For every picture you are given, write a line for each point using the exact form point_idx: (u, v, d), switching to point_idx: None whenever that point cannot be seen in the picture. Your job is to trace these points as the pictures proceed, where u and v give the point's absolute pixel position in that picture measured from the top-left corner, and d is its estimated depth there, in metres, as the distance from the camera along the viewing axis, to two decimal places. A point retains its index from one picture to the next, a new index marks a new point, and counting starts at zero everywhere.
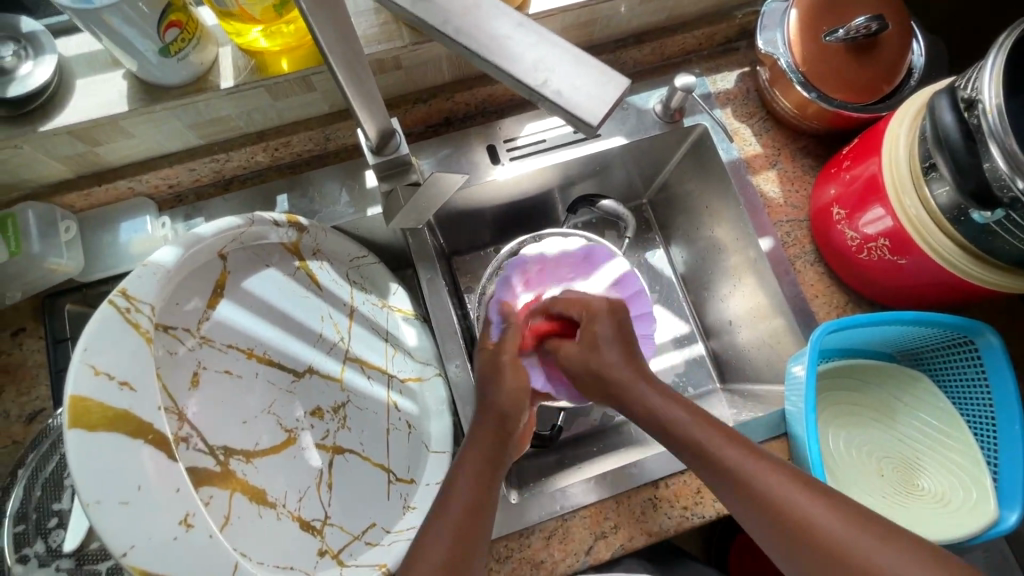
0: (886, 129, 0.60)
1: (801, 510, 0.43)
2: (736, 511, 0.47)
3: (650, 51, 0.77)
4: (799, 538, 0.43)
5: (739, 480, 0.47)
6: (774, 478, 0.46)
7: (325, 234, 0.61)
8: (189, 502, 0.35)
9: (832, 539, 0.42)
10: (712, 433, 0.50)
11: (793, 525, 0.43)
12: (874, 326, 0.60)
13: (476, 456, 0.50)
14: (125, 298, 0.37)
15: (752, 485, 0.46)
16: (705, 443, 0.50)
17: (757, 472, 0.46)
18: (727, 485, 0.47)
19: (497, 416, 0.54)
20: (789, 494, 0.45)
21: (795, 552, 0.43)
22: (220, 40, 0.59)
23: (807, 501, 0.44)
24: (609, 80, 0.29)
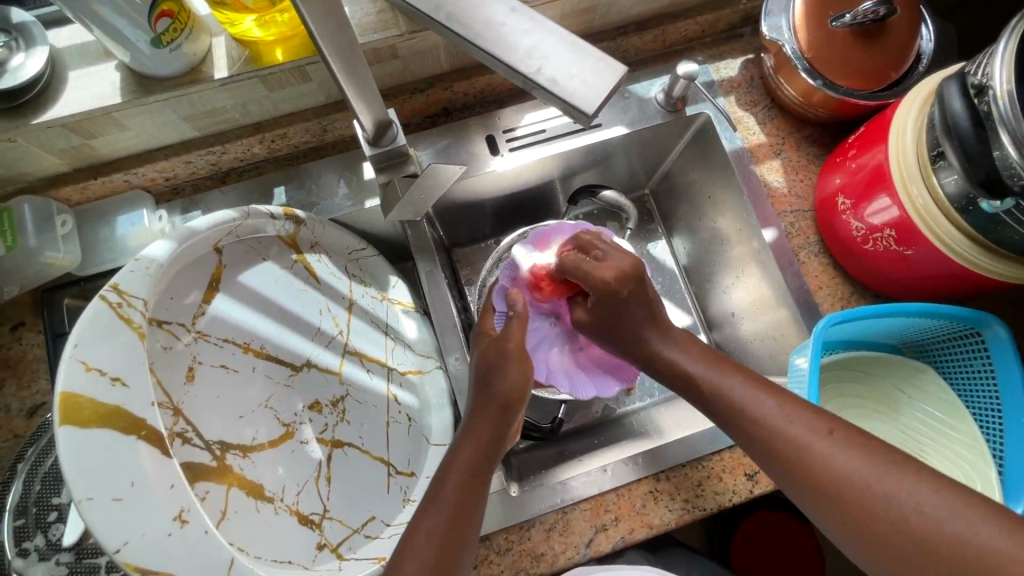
0: (893, 116, 0.59)
1: (822, 457, 0.42)
2: (764, 462, 0.46)
3: (651, 38, 0.76)
4: (818, 484, 0.42)
5: (767, 428, 0.46)
6: (805, 426, 0.44)
7: (323, 227, 0.60)
8: (184, 498, 0.35)
9: (859, 484, 0.40)
10: (744, 382, 0.49)
11: (817, 471, 0.42)
12: (876, 319, 0.59)
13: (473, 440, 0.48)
14: (117, 293, 0.37)
15: (788, 436, 0.44)
16: (732, 389, 0.49)
17: (777, 412, 0.46)
18: (753, 433, 0.47)
19: (500, 406, 0.50)
20: (822, 446, 0.43)
21: (812, 497, 0.43)
22: (213, 30, 0.58)
23: (845, 453, 0.42)
24: (606, 67, 0.28)
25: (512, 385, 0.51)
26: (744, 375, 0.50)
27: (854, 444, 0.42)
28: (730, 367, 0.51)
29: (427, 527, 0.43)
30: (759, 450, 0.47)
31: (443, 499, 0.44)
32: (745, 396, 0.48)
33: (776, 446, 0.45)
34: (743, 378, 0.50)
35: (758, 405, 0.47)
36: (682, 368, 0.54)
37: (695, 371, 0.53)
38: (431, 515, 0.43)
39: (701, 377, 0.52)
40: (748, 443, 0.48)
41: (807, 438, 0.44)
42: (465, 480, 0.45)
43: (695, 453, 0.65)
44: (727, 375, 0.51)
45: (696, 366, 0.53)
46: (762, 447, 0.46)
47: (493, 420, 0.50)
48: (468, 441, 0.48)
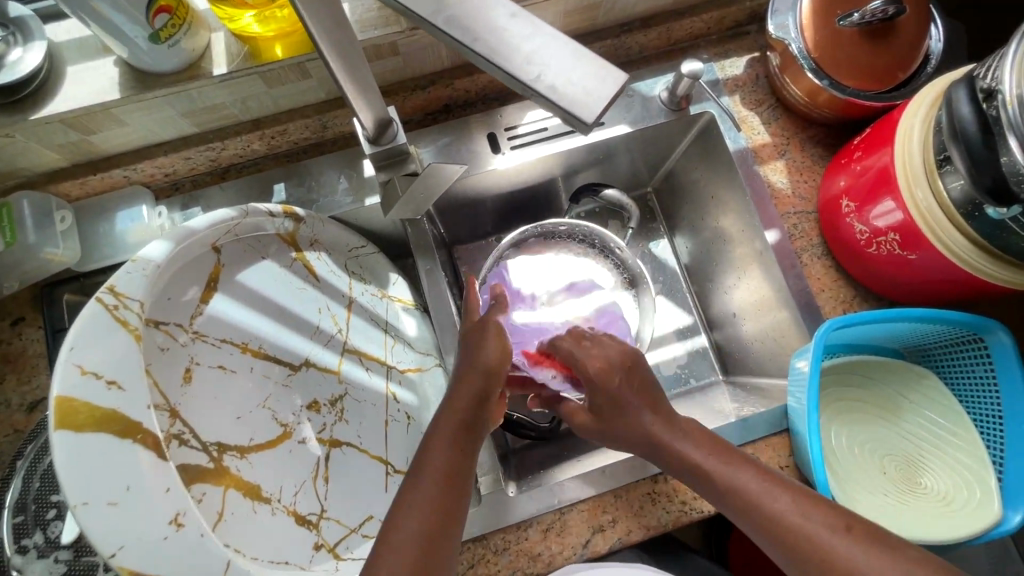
0: (900, 118, 0.58)
1: (844, 558, 0.43)
2: (784, 562, 0.46)
3: (656, 35, 0.75)
4: None
5: (786, 528, 0.46)
6: (827, 530, 0.44)
7: (323, 224, 0.61)
8: (181, 501, 0.35)
9: None
10: (752, 477, 0.49)
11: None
12: (882, 323, 0.58)
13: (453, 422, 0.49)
14: (113, 295, 0.37)
15: (802, 531, 0.45)
16: (740, 485, 0.48)
17: (791, 508, 0.46)
18: (770, 533, 0.46)
19: (482, 374, 0.51)
20: (842, 546, 0.44)
21: None
22: (212, 25, 0.57)
23: (864, 553, 0.43)
24: (607, 75, 0.27)
25: (490, 361, 0.52)
26: (747, 467, 0.50)
27: (871, 542, 0.43)
28: (729, 458, 0.50)
29: (412, 500, 0.45)
30: (776, 550, 0.46)
31: (424, 481, 0.46)
32: (761, 491, 0.48)
33: (795, 542, 0.45)
34: (748, 471, 0.49)
35: (773, 499, 0.47)
36: (685, 456, 0.51)
37: (702, 461, 0.51)
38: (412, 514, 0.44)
39: (710, 465, 0.50)
40: (768, 543, 0.47)
41: (827, 540, 0.44)
42: (450, 470, 0.46)
43: None
44: (735, 468, 0.49)
45: (702, 456, 0.51)
46: (781, 546, 0.46)
47: (473, 396, 0.50)
48: (447, 415, 0.50)
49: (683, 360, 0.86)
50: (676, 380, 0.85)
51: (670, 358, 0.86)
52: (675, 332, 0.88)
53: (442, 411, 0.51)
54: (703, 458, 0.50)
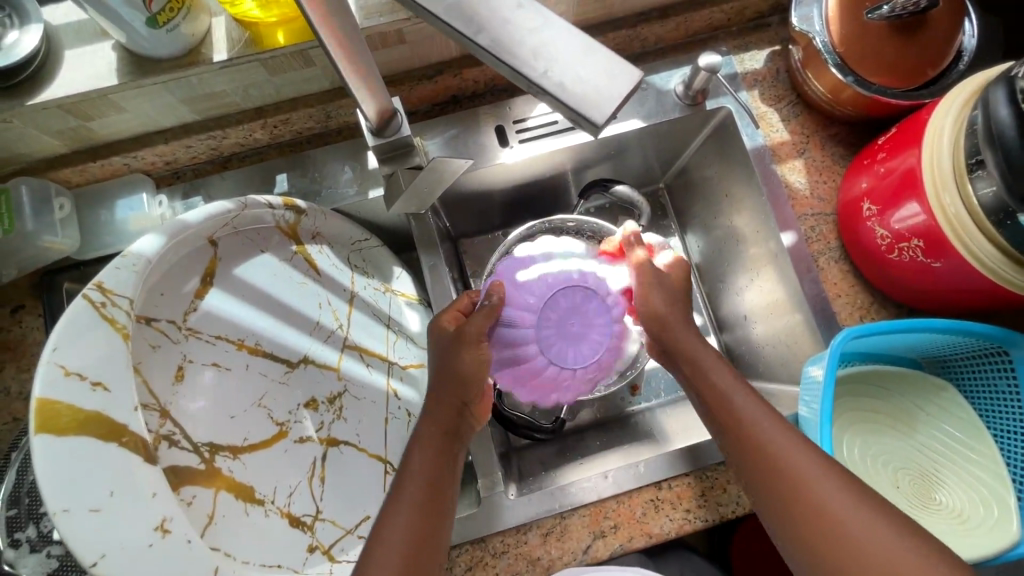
0: (929, 118, 0.55)
1: (816, 491, 0.43)
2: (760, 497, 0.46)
3: (673, 26, 0.72)
4: (802, 515, 0.43)
5: (770, 455, 0.46)
6: (825, 478, 0.44)
7: (325, 217, 0.59)
8: (165, 507, 0.33)
9: (849, 532, 0.41)
10: (755, 401, 0.49)
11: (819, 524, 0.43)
12: (899, 334, 0.56)
13: (435, 423, 0.49)
14: (100, 292, 0.36)
15: (784, 461, 0.45)
16: (739, 404, 0.49)
17: (779, 437, 0.46)
18: (752, 457, 0.47)
19: (455, 391, 0.50)
20: (820, 482, 0.44)
21: (794, 532, 0.44)
22: (214, 9, 0.55)
23: (837, 489, 0.43)
24: (620, 72, 0.25)
25: (467, 368, 0.51)
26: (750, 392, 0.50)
27: (851, 484, 0.43)
28: (739, 379, 0.51)
29: (395, 518, 0.44)
30: (761, 485, 0.46)
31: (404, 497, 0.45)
32: (776, 436, 0.47)
33: (783, 482, 0.45)
34: (751, 395, 0.49)
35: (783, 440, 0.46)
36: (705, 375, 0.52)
37: (728, 394, 0.50)
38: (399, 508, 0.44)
39: (722, 382, 0.51)
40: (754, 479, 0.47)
41: (806, 473, 0.44)
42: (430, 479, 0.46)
43: (698, 463, 0.63)
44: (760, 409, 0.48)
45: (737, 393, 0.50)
46: (767, 483, 0.46)
47: (454, 404, 0.50)
48: (426, 429, 0.49)
49: None
50: None
51: None
52: None
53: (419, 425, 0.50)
54: (730, 388, 0.50)
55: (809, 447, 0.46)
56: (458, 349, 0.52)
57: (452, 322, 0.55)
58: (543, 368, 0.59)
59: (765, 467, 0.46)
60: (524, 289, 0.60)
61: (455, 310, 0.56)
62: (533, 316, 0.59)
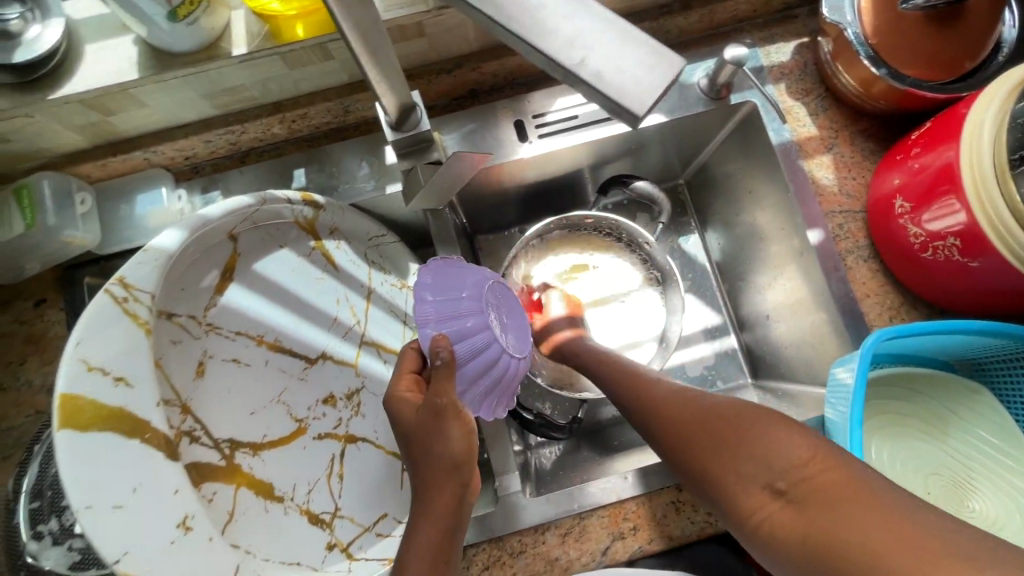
0: (967, 112, 0.53)
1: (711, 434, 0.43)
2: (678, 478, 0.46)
3: (697, 18, 0.70)
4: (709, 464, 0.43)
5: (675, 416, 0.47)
6: (697, 429, 0.44)
7: (343, 212, 0.58)
8: (188, 504, 0.34)
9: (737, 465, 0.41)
10: (663, 383, 0.51)
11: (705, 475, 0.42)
12: (935, 336, 0.54)
13: (434, 520, 0.40)
14: (122, 287, 0.35)
15: (683, 415, 0.46)
16: (654, 387, 0.51)
17: (683, 401, 0.48)
18: (661, 425, 0.47)
19: (446, 470, 0.41)
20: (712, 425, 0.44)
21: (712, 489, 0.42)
22: (233, 3, 0.55)
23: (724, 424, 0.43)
24: (660, 61, 0.24)
25: (455, 447, 0.41)
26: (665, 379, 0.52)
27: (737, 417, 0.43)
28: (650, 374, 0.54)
29: None
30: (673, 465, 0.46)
31: None
32: (668, 408, 0.48)
33: (675, 448, 0.45)
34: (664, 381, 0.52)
35: (677, 413, 0.47)
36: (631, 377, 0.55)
37: (641, 391, 0.51)
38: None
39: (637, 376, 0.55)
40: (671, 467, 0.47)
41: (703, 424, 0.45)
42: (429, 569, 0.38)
43: None
44: (658, 391, 0.50)
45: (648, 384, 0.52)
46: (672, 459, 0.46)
47: (452, 493, 0.41)
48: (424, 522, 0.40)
49: (710, 361, 0.82)
50: (702, 382, 0.81)
51: (697, 359, 0.82)
52: (703, 332, 0.84)
53: (415, 516, 0.40)
54: (643, 393, 0.51)
55: (693, 404, 0.47)
56: (439, 428, 0.42)
57: (414, 390, 0.46)
58: (514, 369, 0.54)
59: (665, 445, 0.46)
60: (459, 318, 0.52)
61: (408, 374, 0.47)
62: (488, 332, 0.53)
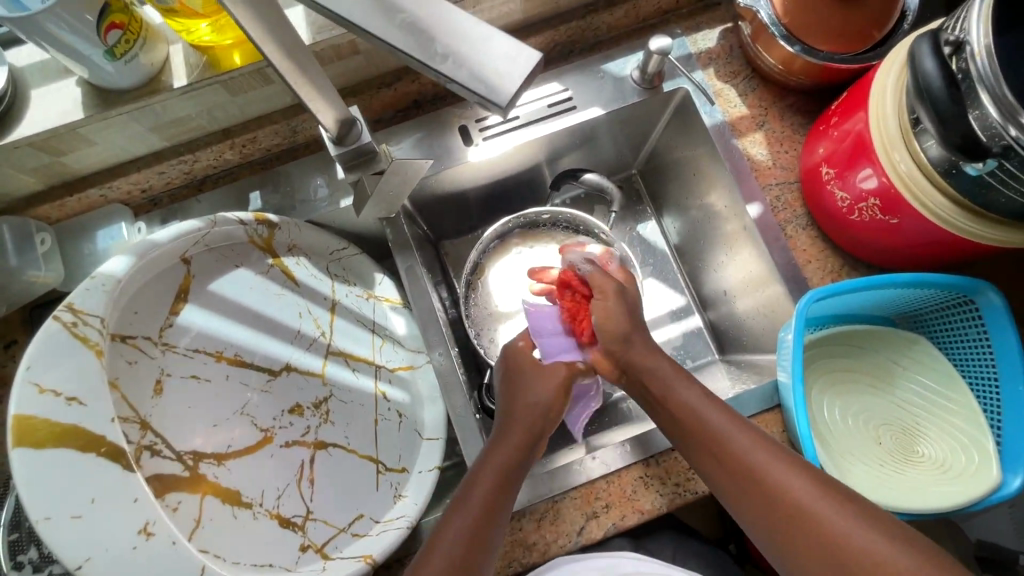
0: (874, 78, 0.57)
1: (771, 477, 0.47)
2: (758, 522, 0.47)
3: (623, 13, 0.73)
4: (767, 503, 0.46)
5: (736, 459, 0.48)
6: (799, 482, 0.46)
7: (300, 229, 0.59)
8: (150, 512, 0.37)
9: (803, 505, 0.45)
10: (718, 414, 0.51)
11: (814, 528, 0.44)
12: (859, 293, 0.58)
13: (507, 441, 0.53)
14: (71, 312, 0.40)
15: (739, 452, 0.48)
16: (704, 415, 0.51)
17: (742, 438, 0.49)
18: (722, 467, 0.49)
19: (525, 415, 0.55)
20: (776, 471, 0.47)
21: (761, 520, 0.47)
22: (170, 38, 0.57)
23: (788, 472, 0.47)
24: (522, 54, 0.27)
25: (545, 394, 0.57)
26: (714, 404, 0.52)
27: (800, 468, 0.47)
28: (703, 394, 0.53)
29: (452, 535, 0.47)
30: (747, 503, 0.48)
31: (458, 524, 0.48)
32: (756, 453, 0.48)
33: (774, 500, 0.46)
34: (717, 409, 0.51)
35: (770, 462, 0.48)
36: (680, 406, 0.52)
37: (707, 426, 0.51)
38: (460, 514, 0.49)
39: (689, 403, 0.52)
40: (750, 510, 0.48)
41: (766, 469, 0.47)
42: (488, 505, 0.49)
43: None
44: (736, 432, 0.50)
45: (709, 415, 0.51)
46: (755, 499, 0.47)
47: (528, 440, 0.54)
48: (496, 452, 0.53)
49: (677, 341, 0.85)
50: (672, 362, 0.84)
51: (664, 340, 0.85)
52: (669, 314, 0.87)
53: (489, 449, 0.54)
54: (717, 427, 0.50)
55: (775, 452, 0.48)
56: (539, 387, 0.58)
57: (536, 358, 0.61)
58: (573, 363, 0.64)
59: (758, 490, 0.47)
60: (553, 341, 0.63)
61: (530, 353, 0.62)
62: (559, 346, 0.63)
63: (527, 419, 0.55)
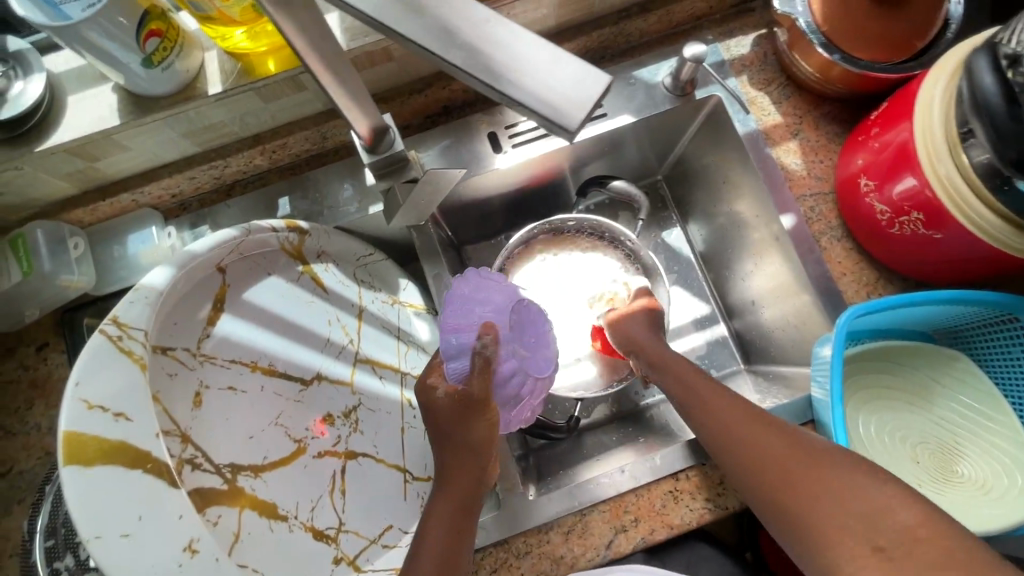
0: (918, 89, 0.55)
1: (714, 412, 0.51)
2: (723, 464, 0.49)
3: (656, 19, 0.72)
4: (715, 436, 0.50)
5: (688, 397, 0.54)
6: (732, 410, 0.50)
7: (328, 236, 0.62)
8: (193, 528, 0.38)
9: (736, 433, 0.48)
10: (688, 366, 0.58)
11: (743, 447, 0.47)
12: (908, 308, 0.56)
13: (455, 489, 0.50)
14: (117, 327, 0.40)
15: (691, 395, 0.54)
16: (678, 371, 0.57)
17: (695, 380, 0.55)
18: (684, 410, 0.54)
19: (467, 449, 0.51)
20: (717, 404, 0.51)
21: (719, 452, 0.49)
22: (205, 44, 0.57)
23: (725, 406, 0.51)
24: (589, 77, 0.26)
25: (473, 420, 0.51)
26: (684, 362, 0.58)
27: (737, 404, 0.51)
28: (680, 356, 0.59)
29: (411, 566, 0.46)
30: (706, 442, 0.51)
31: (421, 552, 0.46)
32: (714, 402, 0.52)
33: (716, 428, 0.50)
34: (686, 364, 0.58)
35: (721, 401, 0.51)
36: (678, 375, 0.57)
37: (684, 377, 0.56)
38: (438, 527, 0.48)
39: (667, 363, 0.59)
40: (713, 451, 0.50)
41: (709, 404, 0.52)
42: (448, 537, 0.47)
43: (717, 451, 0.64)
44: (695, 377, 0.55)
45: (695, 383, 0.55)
46: (710, 436, 0.50)
47: (473, 476, 0.51)
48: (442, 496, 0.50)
49: (702, 352, 0.84)
50: None
51: (689, 350, 0.84)
52: (693, 323, 0.86)
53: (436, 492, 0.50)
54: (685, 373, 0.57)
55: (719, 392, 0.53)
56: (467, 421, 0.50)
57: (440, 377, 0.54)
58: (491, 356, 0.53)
59: (728, 444, 0.48)
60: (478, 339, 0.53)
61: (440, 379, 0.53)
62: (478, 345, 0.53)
63: (461, 445, 0.51)
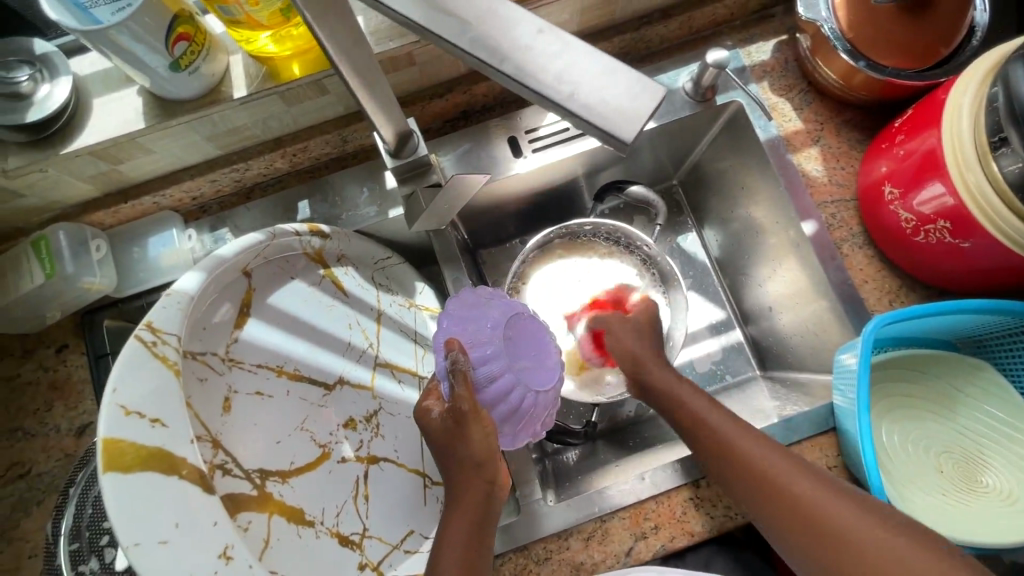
0: (947, 97, 0.55)
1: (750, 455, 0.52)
2: (751, 505, 0.51)
3: (677, 25, 0.72)
4: (750, 477, 0.51)
5: (720, 440, 0.54)
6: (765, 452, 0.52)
7: (348, 239, 0.62)
8: (227, 535, 0.38)
9: (781, 482, 0.50)
10: (710, 406, 0.58)
11: (773, 487, 0.50)
12: (935, 316, 0.56)
13: (467, 508, 0.50)
14: (151, 332, 0.40)
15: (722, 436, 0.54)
16: (694, 404, 0.59)
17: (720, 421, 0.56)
18: (712, 452, 0.55)
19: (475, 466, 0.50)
20: (754, 449, 0.53)
21: (749, 491, 0.51)
22: (230, 48, 0.57)
23: (762, 450, 0.52)
24: (643, 89, 0.26)
25: (476, 444, 0.50)
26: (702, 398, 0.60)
27: (772, 448, 0.53)
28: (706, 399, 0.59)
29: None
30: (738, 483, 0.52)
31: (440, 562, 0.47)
32: (744, 441, 0.53)
33: (751, 471, 0.51)
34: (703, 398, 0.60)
35: (755, 449, 0.53)
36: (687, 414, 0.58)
37: (713, 424, 0.56)
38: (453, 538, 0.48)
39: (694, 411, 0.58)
40: (737, 485, 0.52)
41: (744, 445, 0.53)
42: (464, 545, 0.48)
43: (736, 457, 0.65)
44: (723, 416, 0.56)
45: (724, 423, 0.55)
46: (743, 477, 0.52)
47: (481, 493, 0.50)
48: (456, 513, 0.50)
49: (718, 357, 0.84)
50: (712, 377, 0.83)
51: (704, 355, 0.84)
52: (709, 328, 0.85)
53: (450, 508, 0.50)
54: (703, 410, 0.58)
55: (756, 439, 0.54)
56: (463, 431, 0.50)
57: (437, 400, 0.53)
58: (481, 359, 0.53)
59: (768, 492, 0.50)
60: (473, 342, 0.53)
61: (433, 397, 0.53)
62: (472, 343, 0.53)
63: (470, 463, 0.50)
